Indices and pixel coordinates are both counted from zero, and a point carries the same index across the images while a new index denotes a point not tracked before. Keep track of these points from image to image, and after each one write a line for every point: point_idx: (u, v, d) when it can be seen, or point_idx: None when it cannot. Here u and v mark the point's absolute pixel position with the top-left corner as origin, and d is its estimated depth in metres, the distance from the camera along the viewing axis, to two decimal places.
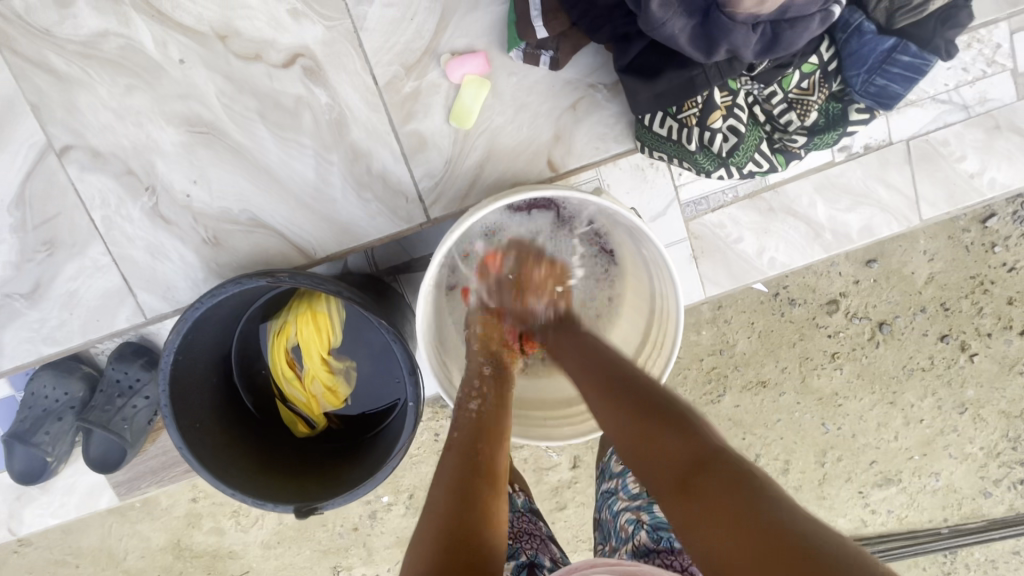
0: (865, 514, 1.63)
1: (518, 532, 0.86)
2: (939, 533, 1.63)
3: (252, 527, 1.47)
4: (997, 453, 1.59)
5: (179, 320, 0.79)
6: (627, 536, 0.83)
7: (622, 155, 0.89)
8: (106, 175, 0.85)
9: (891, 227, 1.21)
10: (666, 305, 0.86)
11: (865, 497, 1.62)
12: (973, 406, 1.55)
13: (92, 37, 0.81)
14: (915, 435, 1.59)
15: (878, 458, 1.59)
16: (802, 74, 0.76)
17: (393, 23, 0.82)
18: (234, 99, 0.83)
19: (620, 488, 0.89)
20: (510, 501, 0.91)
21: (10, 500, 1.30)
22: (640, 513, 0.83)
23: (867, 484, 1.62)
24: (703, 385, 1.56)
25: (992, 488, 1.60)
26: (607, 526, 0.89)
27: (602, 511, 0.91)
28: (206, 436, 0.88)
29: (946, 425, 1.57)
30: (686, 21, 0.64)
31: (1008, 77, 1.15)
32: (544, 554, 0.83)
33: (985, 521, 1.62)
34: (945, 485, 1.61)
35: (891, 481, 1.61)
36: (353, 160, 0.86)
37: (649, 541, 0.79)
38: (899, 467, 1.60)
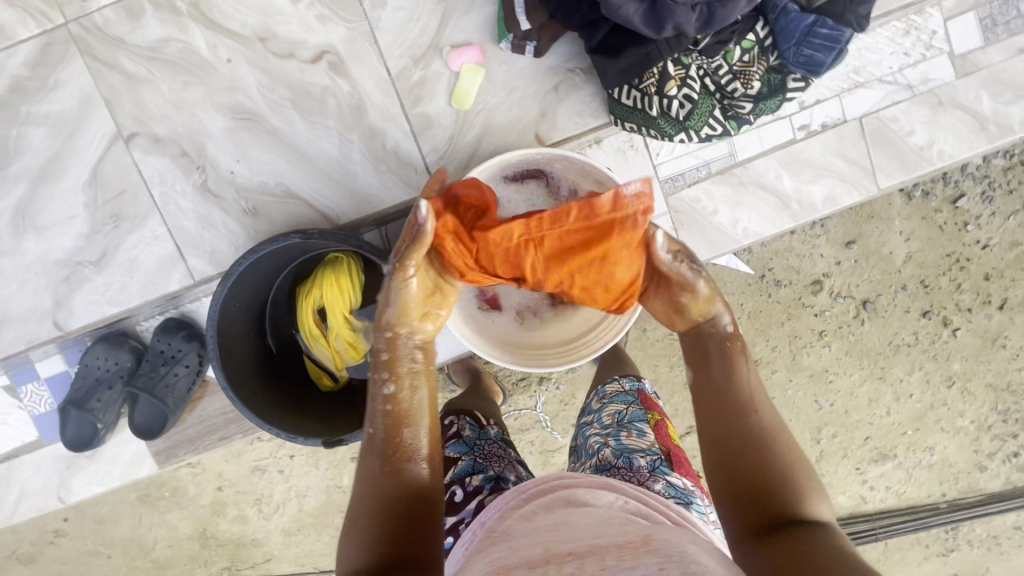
0: (864, 490, 1.71)
1: (488, 454, 0.98)
2: (938, 507, 1.71)
3: (274, 515, 1.58)
4: (989, 426, 1.67)
5: (226, 275, 0.95)
6: (594, 452, 0.97)
7: (599, 128, 1.04)
8: (164, 156, 1.01)
9: (853, 197, 1.34)
10: None
11: (864, 475, 1.70)
12: (961, 380, 1.65)
13: (157, 43, 0.98)
14: (907, 410, 1.68)
15: (872, 434, 1.68)
16: (741, 49, 0.91)
17: (402, 23, 0.99)
18: (272, 90, 1.00)
19: (595, 419, 1.04)
20: (483, 431, 1.03)
21: (61, 470, 1.43)
22: (606, 436, 0.97)
23: (864, 461, 1.70)
24: None
25: (987, 462, 1.69)
26: (580, 449, 1.03)
27: (578, 438, 1.05)
28: (246, 381, 1.03)
29: (936, 400, 1.66)
30: (638, 6, 0.79)
31: (946, 59, 1.30)
32: (510, 472, 0.96)
33: (983, 495, 1.70)
34: (940, 459, 1.69)
35: (887, 457, 1.69)
36: (370, 138, 1.02)
37: (611, 457, 0.93)
38: (893, 442, 1.69)
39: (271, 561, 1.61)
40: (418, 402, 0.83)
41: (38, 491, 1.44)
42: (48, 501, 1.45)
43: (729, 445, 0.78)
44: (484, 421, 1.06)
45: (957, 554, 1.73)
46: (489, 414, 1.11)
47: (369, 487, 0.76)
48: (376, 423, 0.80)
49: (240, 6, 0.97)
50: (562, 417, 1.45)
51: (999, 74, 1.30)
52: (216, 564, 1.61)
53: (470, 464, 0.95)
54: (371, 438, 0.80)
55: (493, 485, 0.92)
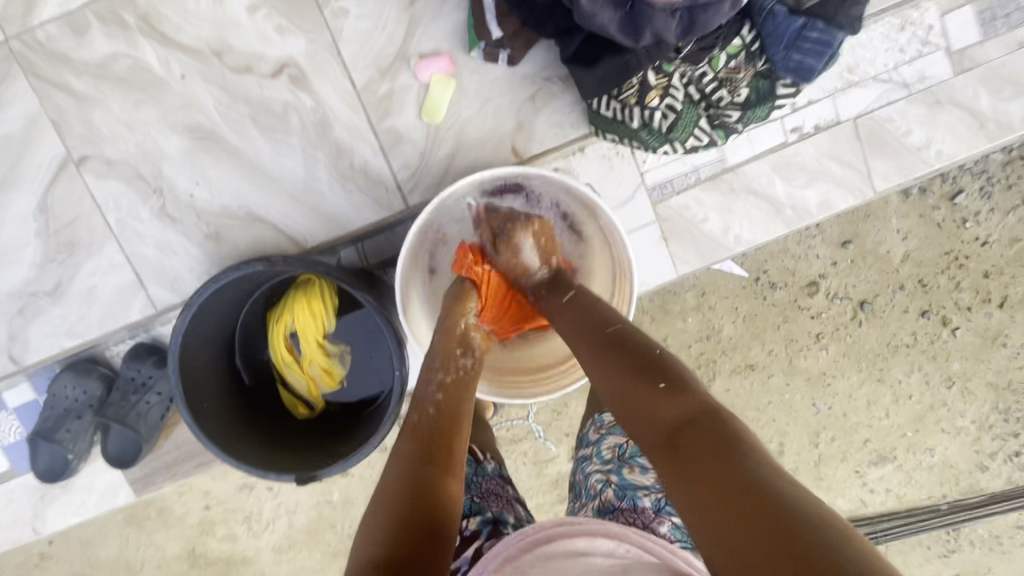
0: (864, 493, 1.67)
1: (485, 492, 0.94)
2: (939, 509, 1.67)
3: (263, 532, 1.53)
4: (989, 426, 1.63)
5: (187, 304, 0.89)
6: (596, 492, 0.93)
7: (579, 140, 0.98)
8: (119, 180, 0.95)
9: (848, 201, 1.29)
10: (626, 273, 0.95)
11: (863, 477, 1.66)
12: (960, 380, 1.60)
13: (105, 59, 0.92)
14: (906, 412, 1.63)
15: (871, 437, 1.64)
16: (727, 55, 0.84)
17: (367, 33, 0.93)
18: (230, 107, 0.94)
19: (594, 453, 0.99)
20: (482, 466, 0.99)
21: (34, 501, 1.38)
22: (608, 474, 0.93)
23: (863, 463, 1.66)
24: (692, 371, 1.62)
25: (988, 461, 1.65)
26: (580, 486, 0.99)
27: (577, 472, 1.02)
28: (214, 415, 0.97)
29: (935, 401, 1.62)
30: (614, 12, 0.73)
31: (943, 55, 1.24)
32: (508, 513, 0.91)
33: (985, 495, 1.66)
34: (941, 460, 1.65)
35: (886, 459, 1.65)
36: (337, 156, 0.96)
37: (614, 498, 0.90)
38: (893, 444, 1.65)
39: None
40: (467, 411, 0.79)
41: (12, 522, 1.39)
42: (23, 532, 1.40)
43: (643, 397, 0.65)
44: (482, 455, 1.03)
45: (960, 555, 1.69)
46: (484, 447, 1.07)
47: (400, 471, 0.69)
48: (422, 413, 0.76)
49: (193, 19, 0.91)
50: (554, 428, 1.41)
51: (999, 70, 1.25)
52: None
53: (467, 505, 0.91)
54: (414, 424, 0.75)
55: (491, 529, 0.86)
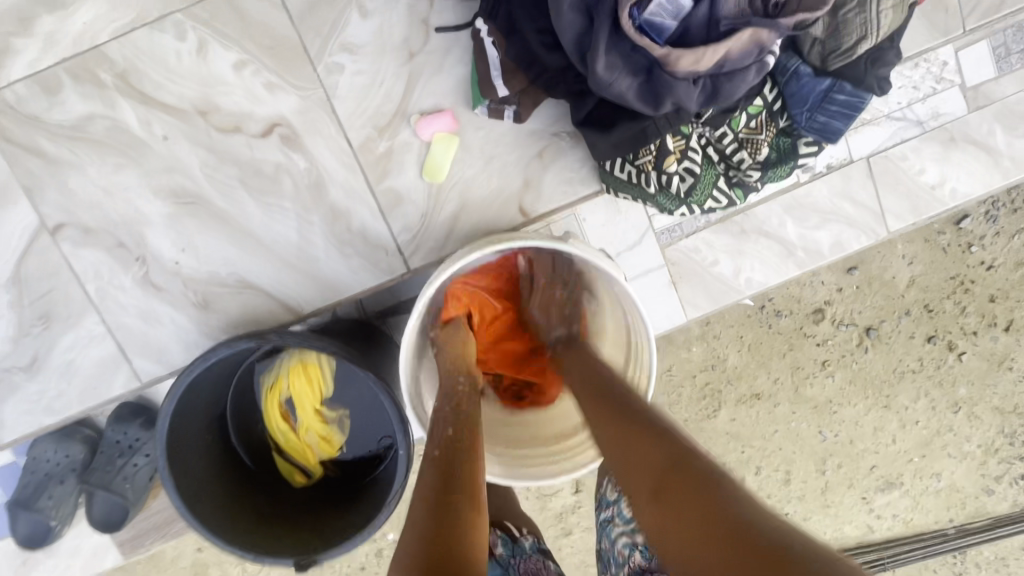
0: (871, 520, 1.64)
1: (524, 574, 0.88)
2: (946, 534, 1.64)
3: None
4: (995, 450, 1.60)
5: (175, 384, 0.84)
6: (625, 559, 0.89)
7: (588, 197, 0.93)
8: (99, 249, 0.89)
9: (861, 241, 1.25)
10: (639, 337, 0.88)
11: (870, 504, 1.63)
12: (967, 405, 1.58)
13: (80, 120, 0.85)
14: (913, 437, 1.60)
15: (878, 463, 1.61)
16: (748, 115, 0.80)
17: (363, 89, 0.87)
18: (217, 169, 0.87)
19: (615, 515, 0.93)
20: (518, 545, 0.93)
21: (15, 566, 1.30)
22: (634, 537, 0.89)
23: (870, 490, 1.63)
24: (697, 401, 1.56)
25: (995, 485, 1.62)
26: (608, 554, 0.93)
27: (602, 540, 0.95)
28: (205, 493, 0.91)
29: (942, 425, 1.59)
30: (632, 80, 0.68)
31: (958, 92, 1.20)
32: None
33: (991, 519, 1.64)
34: (947, 485, 1.62)
35: (893, 485, 1.62)
36: (333, 219, 0.90)
37: (643, 562, 0.86)
38: (900, 470, 1.61)
39: None
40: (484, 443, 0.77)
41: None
42: None
43: (629, 446, 0.71)
44: (517, 531, 0.97)
45: None
46: (520, 520, 1.01)
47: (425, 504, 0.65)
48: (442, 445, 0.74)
49: (175, 76, 0.85)
50: None
51: (1013, 106, 1.21)
52: None
53: None
54: (430, 475, 0.69)
55: None
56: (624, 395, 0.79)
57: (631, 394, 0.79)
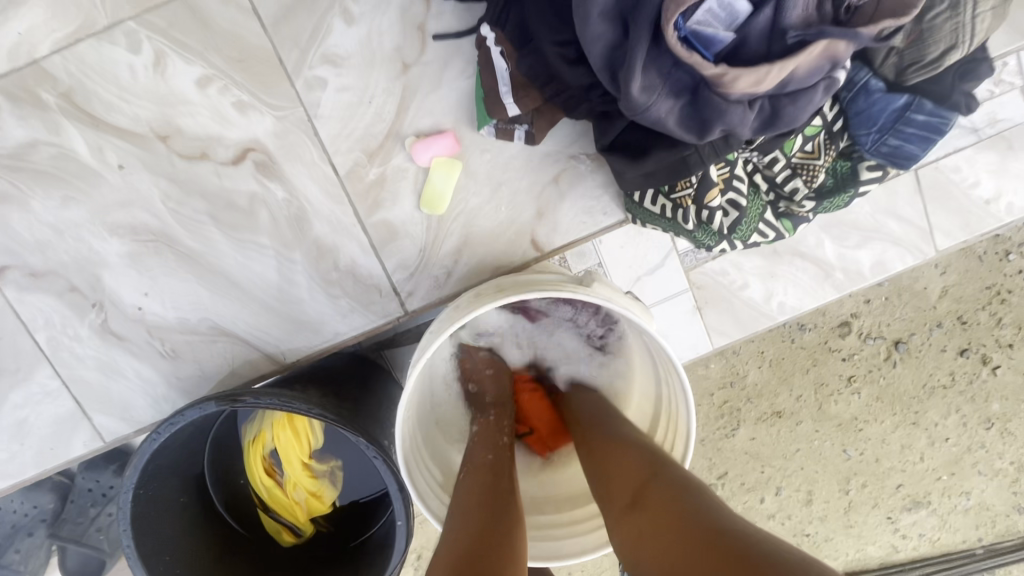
0: (896, 540, 1.54)
1: None
2: (975, 553, 1.55)
3: None
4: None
5: (138, 453, 0.72)
6: None
7: (610, 228, 0.81)
8: (49, 294, 0.77)
9: (906, 261, 1.13)
10: (671, 392, 0.76)
11: (895, 523, 1.53)
12: (1000, 420, 1.46)
13: (20, 148, 0.73)
14: (942, 455, 1.49)
15: (904, 482, 1.50)
16: (805, 137, 0.68)
17: (349, 107, 0.74)
18: (181, 203, 0.75)
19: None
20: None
21: None
22: None
23: (896, 509, 1.52)
24: (715, 421, 1.46)
25: None
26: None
27: None
28: (181, 564, 0.80)
29: (973, 442, 1.48)
30: (674, 102, 0.56)
31: (1019, 95, 1.07)
32: None
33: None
34: (977, 503, 1.52)
35: (920, 505, 1.52)
36: (318, 256, 0.78)
37: None
38: (927, 489, 1.51)
39: None
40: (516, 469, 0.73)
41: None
42: None
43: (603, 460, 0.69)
44: None
45: None
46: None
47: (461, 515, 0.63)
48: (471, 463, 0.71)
49: (128, 95, 0.73)
50: None
51: None
52: None
53: None
54: (469, 489, 0.67)
55: None
56: (603, 411, 0.77)
57: (614, 412, 0.77)
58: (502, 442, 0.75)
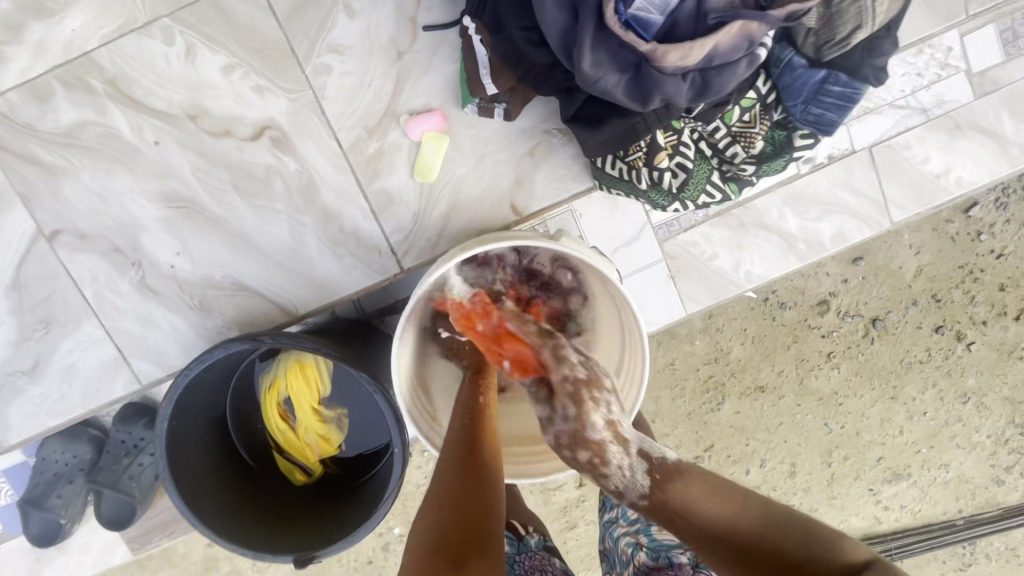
0: (878, 511, 1.56)
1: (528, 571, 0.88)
2: (955, 524, 1.56)
3: (268, 569, 1.39)
4: (1006, 440, 1.52)
5: (171, 388, 0.84)
6: (627, 558, 0.90)
7: (581, 194, 0.92)
8: (95, 254, 0.90)
9: (864, 233, 1.23)
10: (633, 329, 0.87)
11: (876, 495, 1.55)
12: (976, 395, 1.49)
13: (72, 127, 0.86)
14: (921, 428, 1.52)
15: (884, 455, 1.53)
16: (742, 108, 0.79)
17: (352, 89, 0.86)
18: (208, 173, 0.88)
19: (620, 515, 0.97)
20: (523, 541, 0.93)
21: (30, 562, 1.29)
22: (639, 536, 0.90)
23: (877, 481, 1.55)
24: (701, 396, 1.48)
25: (1005, 476, 1.54)
26: (612, 554, 0.95)
27: (606, 540, 0.97)
28: (208, 498, 0.91)
29: (950, 416, 1.51)
30: (619, 76, 0.67)
31: (963, 78, 1.17)
32: None
33: (1001, 509, 1.56)
34: (955, 476, 1.54)
35: (900, 477, 1.54)
36: (325, 220, 0.90)
37: (648, 560, 0.86)
38: (907, 461, 1.53)
39: None
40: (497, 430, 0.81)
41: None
42: None
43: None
44: (523, 529, 0.96)
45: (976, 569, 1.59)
46: (524, 518, 1.00)
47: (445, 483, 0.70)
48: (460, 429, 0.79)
49: (164, 81, 0.85)
50: None
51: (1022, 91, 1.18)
52: None
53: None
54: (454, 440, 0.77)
55: None
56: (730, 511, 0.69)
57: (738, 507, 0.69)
58: (478, 404, 0.83)
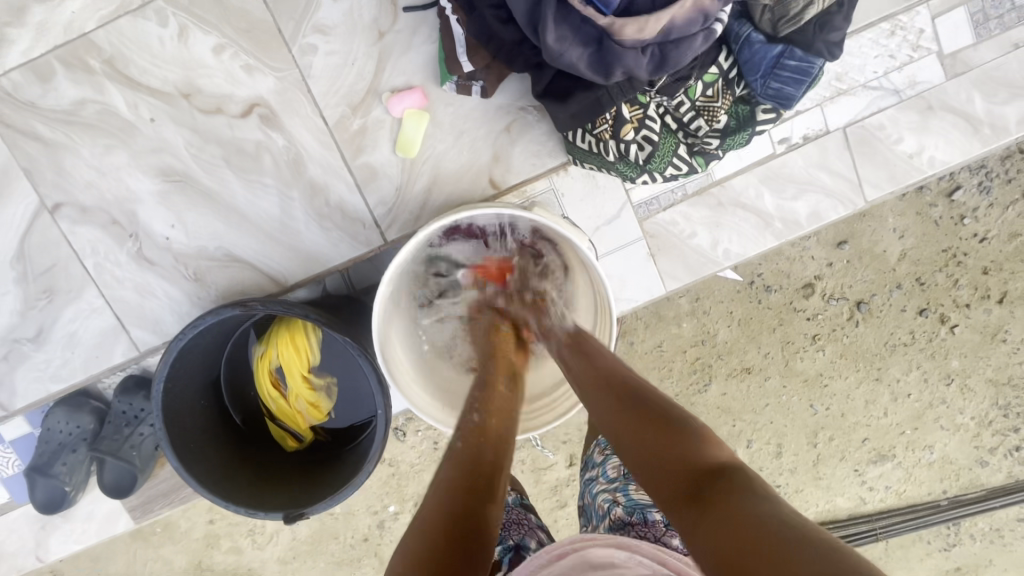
0: (863, 492, 1.50)
1: (507, 522, 0.93)
2: (938, 505, 1.50)
3: (268, 545, 1.37)
4: (989, 422, 1.47)
5: (166, 352, 0.88)
6: (604, 512, 0.94)
7: (555, 168, 0.96)
8: (96, 226, 0.95)
9: (838, 211, 1.26)
10: (603, 298, 0.91)
11: (862, 476, 1.50)
12: (960, 376, 1.44)
13: (73, 105, 0.90)
14: (905, 409, 1.47)
15: (870, 436, 1.48)
16: (704, 83, 0.86)
17: (336, 68, 0.91)
18: (201, 149, 0.92)
19: (600, 474, 0.99)
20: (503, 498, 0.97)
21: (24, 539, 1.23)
22: (615, 493, 0.94)
23: (862, 462, 1.49)
24: (688, 377, 1.45)
25: (988, 457, 1.48)
26: (589, 509, 0.98)
27: (585, 496, 1.00)
28: (203, 458, 0.96)
29: (934, 398, 1.46)
30: (582, 50, 0.72)
31: (935, 60, 1.21)
32: (530, 538, 0.91)
33: (985, 490, 1.49)
34: (940, 457, 1.48)
35: (885, 458, 1.49)
36: (312, 194, 0.95)
37: (625, 515, 0.91)
38: (892, 442, 1.48)
39: None
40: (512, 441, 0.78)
41: (4, 558, 1.21)
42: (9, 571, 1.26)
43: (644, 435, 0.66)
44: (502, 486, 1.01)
45: (961, 548, 1.52)
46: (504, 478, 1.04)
47: (445, 495, 0.67)
48: (468, 439, 0.75)
49: (158, 61, 0.90)
50: (552, 435, 1.36)
51: (993, 72, 1.21)
52: None
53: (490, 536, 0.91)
54: (460, 451, 0.73)
55: (513, 557, 0.87)
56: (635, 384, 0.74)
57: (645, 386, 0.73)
58: (487, 404, 0.82)
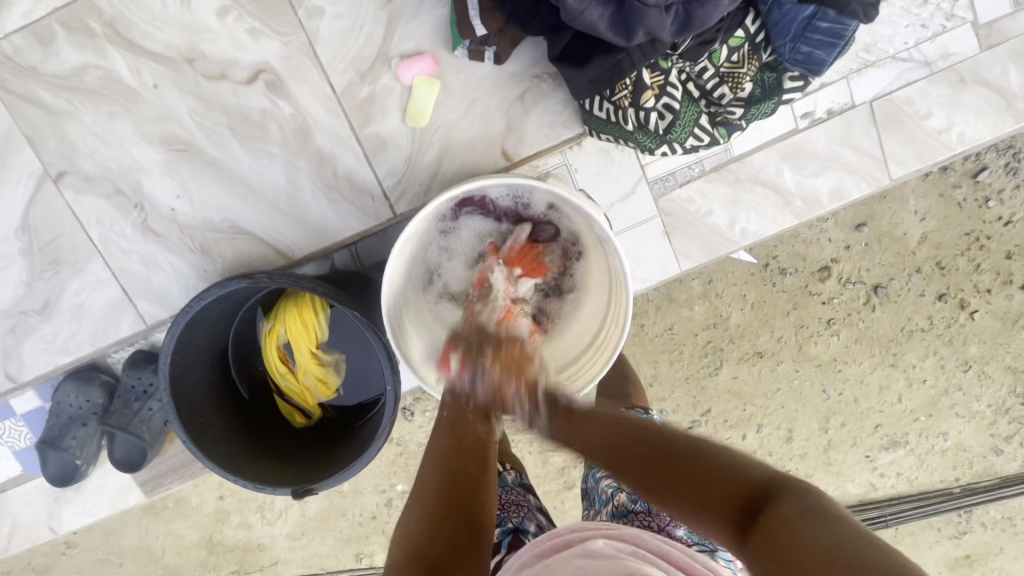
0: (874, 478, 1.48)
1: (505, 503, 0.92)
2: (951, 493, 1.47)
3: (278, 520, 1.37)
4: (1007, 410, 1.43)
5: (173, 322, 0.87)
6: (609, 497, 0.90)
7: (571, 140, 0.93)
8: (100, 196, 0.93)
9: (862, 188, 1.22)
10: (619, 273, 0.88)
11: (873, 462, 1.47)
12: (978, 363, 1.41)
13: (74, 70, 0.88)
14: (919, 396, 1.44)
15: (883, 422, 1.45)
16: (729, 49, 0.83)
17: (344, 33, 0.88)
18: (206, 117, 0.90)
19: None
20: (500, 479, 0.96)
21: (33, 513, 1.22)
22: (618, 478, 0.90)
23: (874, 448, 1.47)
24: (699, 360, 1.42)
25: (1004, 445, 1.45)
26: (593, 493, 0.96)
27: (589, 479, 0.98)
28: (211, 433, 0.96)
29: (950, 385, 1.42)
30: (602, 9, 0.69)
31: (969, 30, 1.15)
32: (530, 521, 0.89)
33: (1000, 479, 1.46)
34: (954, 444, 1.45)
35: (898, 444, 1.46)
36: (319, 164, 0.92)
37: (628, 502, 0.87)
38: (905, 429, 1.45)
39: (277, 566, 1.39)
40: None
41: (20, 529, 1.21)
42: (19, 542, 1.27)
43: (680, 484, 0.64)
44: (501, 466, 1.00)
45: (972, 537, 1.49)
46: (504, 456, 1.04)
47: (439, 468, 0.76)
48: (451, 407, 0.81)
49: (160, 24, 0.87)
50: None
51: None
52: (226, 570, 1.38)
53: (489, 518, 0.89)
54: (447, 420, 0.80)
55: (512, 539, 0.85)
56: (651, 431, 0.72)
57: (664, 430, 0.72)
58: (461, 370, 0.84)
